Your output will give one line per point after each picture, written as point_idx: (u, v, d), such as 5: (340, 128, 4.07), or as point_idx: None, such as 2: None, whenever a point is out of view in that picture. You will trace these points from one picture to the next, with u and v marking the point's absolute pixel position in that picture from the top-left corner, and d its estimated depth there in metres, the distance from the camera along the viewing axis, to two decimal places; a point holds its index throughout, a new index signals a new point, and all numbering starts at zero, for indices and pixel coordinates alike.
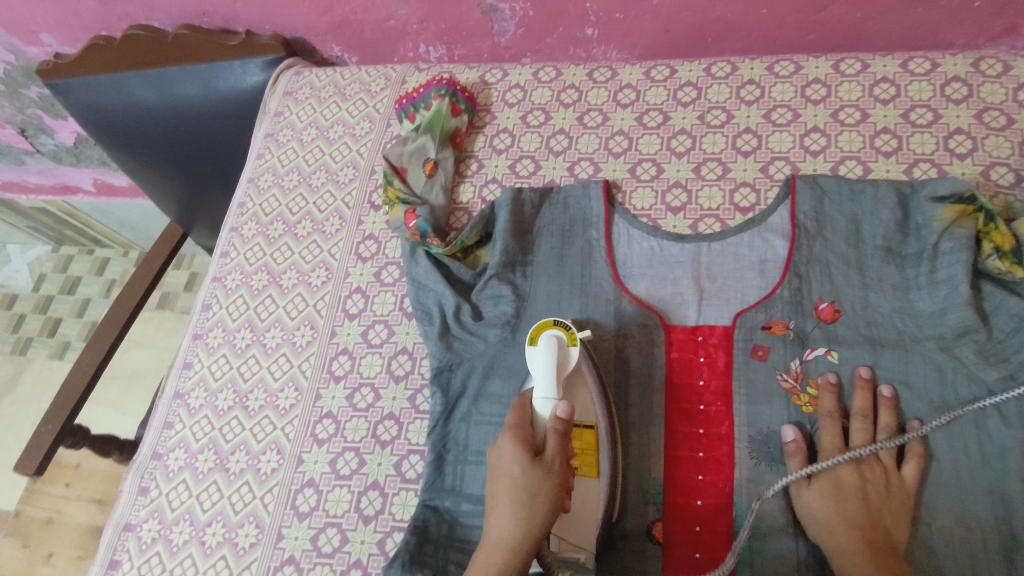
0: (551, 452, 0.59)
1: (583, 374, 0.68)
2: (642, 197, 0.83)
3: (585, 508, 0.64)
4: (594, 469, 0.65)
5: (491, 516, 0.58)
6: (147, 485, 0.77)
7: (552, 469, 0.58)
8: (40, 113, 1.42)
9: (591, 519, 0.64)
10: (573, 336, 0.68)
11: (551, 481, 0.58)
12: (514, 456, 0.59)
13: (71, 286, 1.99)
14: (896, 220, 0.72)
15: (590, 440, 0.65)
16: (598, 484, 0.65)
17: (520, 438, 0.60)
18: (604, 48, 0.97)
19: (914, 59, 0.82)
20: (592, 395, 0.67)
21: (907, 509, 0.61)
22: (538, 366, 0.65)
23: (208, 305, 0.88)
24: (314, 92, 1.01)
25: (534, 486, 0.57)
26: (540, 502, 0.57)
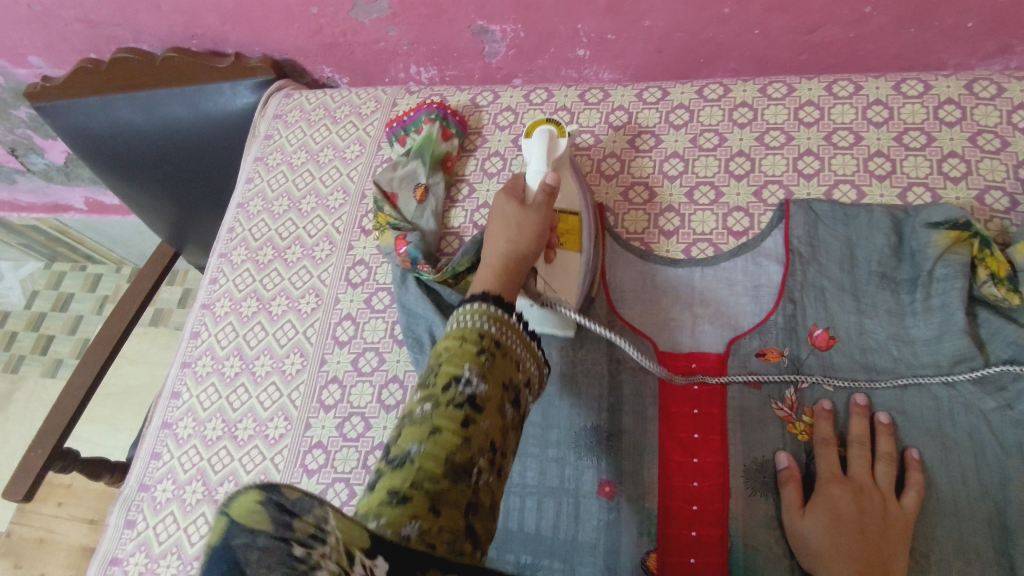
0: (537, 198, 0.66)
1: (567, 175, 0.78)
2: (634, 221, 0.82)
3: (568, 270, 0.72)
4: (577, 246, 0.73)
5: (488, 243, 0.64)
6: (134, 518, 0.76)
7: (540, 211, 0.65)
8: (30, 133, 1.41)
9: (574, 275, 0.72)
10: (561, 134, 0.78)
11: (540, 212, 0.65)
12: (507, 204, 0.67)
13: (64, 303, 1.98)
14: (890, 245, 0.71)
15: (574, 226, 0.75)
16: (580, 258, 0.73)
17: (513, 194, 0.67)
18: (596, 69, 0.96)
19: (907, 81, 0.82)
20: (580, 203, 0.77)
21: (907, 538, 0.59)
22: (534, 156, 0.74)
23: (197, 333, 0.87)
24: (304, 114, 1.00)
25: (523, 218, 0.65)
26: (530, 223, 0.64)
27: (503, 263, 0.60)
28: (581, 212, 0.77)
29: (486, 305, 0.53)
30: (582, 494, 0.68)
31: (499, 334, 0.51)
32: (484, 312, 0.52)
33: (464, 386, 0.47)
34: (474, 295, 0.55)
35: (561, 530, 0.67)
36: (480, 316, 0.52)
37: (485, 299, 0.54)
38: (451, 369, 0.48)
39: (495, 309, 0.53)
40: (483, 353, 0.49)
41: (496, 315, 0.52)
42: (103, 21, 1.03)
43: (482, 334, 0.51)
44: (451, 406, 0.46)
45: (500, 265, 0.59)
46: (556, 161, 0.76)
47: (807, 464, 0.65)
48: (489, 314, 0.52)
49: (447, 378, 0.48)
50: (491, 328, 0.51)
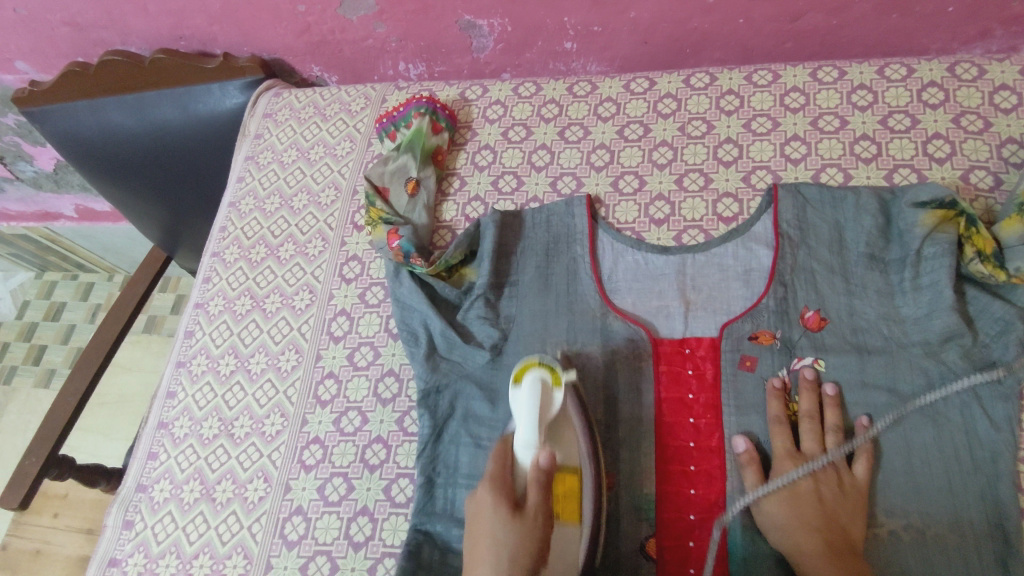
0: (533, 502, 0.56)
1: (570, 415, 0.65)
2: (625, 210, 0.82)
3: (568, 561, 0.60)
4: (576, 519, 0.62)
5: (473, 566, 0.54)
6: (132, 519, 0.76)
7: (533, 526, 0.55)
8: (18, 139, 1.41)
9: (573, 563, 0.60)
10: (556, 382, 0.63)
11: (535, 539, 0.55)
12: (494, 514, 0.56)
13: (56, 312, 1.97)
14: (878, 226, 0.72)
15: (573, 487, 0.62)
16: (579, 533, 0.61)
17: (502, 492, 0.57)
18: (583, 62, 0.97)
19: (890, 65, 0.83)
20: (578, 446, 0.64)
21: (862, 506, 0.61)
22: (519, 413, 0.61)
23: (191, 332, 0.87)
24: (293, 113, 1.00)
25: (517, 548, 0.53)
26: (518, 566, 0.53)
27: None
28: (571, 416, 0.64)
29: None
30: None
31: None
32: None
33: None
34: None
35: None
36: None
37: None
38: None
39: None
40: None
41: None
42: (90, 25, 1.04)
43: None
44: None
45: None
46: (551, 417, 0.62)
47: (765, 446, 0.67)
48: None
49: None
50: None
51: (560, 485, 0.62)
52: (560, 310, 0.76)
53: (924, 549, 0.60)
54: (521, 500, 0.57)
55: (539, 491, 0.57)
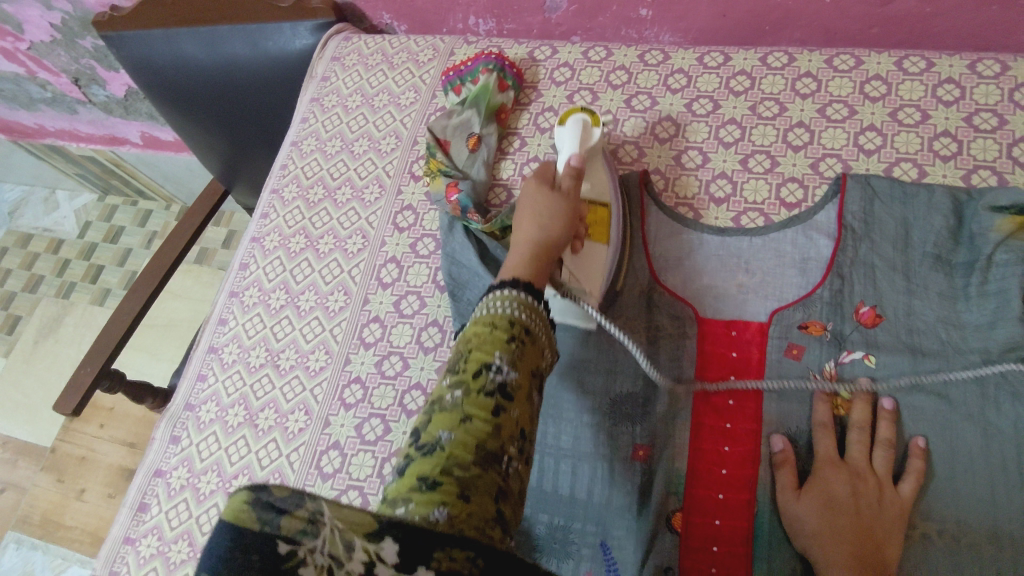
0: (567, 183, 0.64)
1: (597, 156, 0.79)
2: (685, 186, 0.81)
3: (594, 265, 0.72)
4: (603, 239, 0.73)
5: (517, 225, 0.60)
6: (178, 434, 0.80)
7: (567, 195, 0.63)
8: (94, 63, 1.45)
9: (597, 269, 0.72)
10: (595, 121, 0.80)
11: (568, 203, 0.63)
12: (535, 193, 0.63)
13: (115, 235, 2.05)
14: (949, 226, 0.69)
15: (603, 217, 0.74)
16: (607, 251, 0.73)
17: (541, 174, 0.65)
18: (657, 31, 0.94)
19: (983, 61, 0.79)
20: (608, 183, 0.77)
21: (900, 524, 0.59)
22: (564, 146, 0.77)
23: (245, 264, 0.89)
24: (362, 58, 1.01)
25: (554, 204, 0.62)
26: (557, 206, 0.62)
27: (534, 254, 0.56)
28: (603, 166, 0.79)
29: (499, 354, 0.46)
30: (616, 460, 0.68)
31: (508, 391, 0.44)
32: (494, 361, 0.45)
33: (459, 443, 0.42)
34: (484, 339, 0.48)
35: (595, 492, 0.68)
36: (492, 368, 0.45)
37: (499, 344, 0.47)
38: (449, 424, 0.42)
39: (513, 361, 0.46)
40: (486, 412, 0.43)
41: (507, 365, 0.45)
42: None
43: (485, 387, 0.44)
44: (445, 476, 0.40)
45: (528, 255, 0.56)
46: (589, 144, 0.78)
47: (807, 445, 0.66)
48: (499, 363, 0.45)
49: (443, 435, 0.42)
50: (499, 380, 0.44)
51: (593, 214, 0.74)
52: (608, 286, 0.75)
53: (955, 556, 0.59)
54: (558, 185, 0.64)
55: (572, 178, 0.65)
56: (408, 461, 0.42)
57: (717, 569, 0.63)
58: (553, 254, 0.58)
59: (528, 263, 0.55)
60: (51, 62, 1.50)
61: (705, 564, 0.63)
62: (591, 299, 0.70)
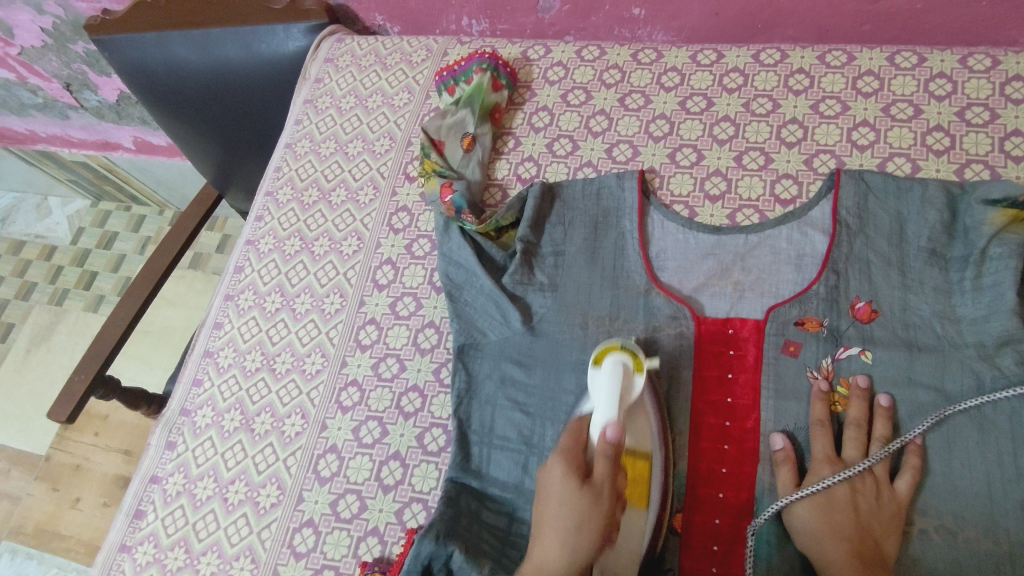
0: (601, 475, 0.55)
1: (645, 400, 0.65)
2: (679, 183, 0.81)
3: (628, 552, 0.61)
4: (643, 501, 0.62)
5: (537, 546, 0.54)
6: (174, 440, 0.79)
7: (601, 494, 0.54)
8: (85, 67, 1.44)
9: (635, 544, 0.61)
10: (638, 365, 0.64)
11: (601, 508, 0.54)
12: (563, 486, 0.54)
13: (109, 241, 2.03)
14: (943, 221, 0.70)
15: (643, 471, 0.62)
16: (650, 426, 0.64)
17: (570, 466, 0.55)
18: (650, 30, 0.94)
19: (974, 55, 0.79)
20: (652, 431, 0.64)
21: (897, 522, 0.59)
22: (600, 394, 0.61)
23: (240, 268, 0.89)
24: (354, 59, 1.01)
25: (585, 512, 0.53)
26: (580, 536, 0.53)
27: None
28: (648, 407, 0.64)
29: None
30: None
31: None
32: None
33: None
34: None
35: None
36: None
37: None
38: None
39: None
40: None
41: None
42: None
43: None
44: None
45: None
46: (631, 401, 0.62)
47: (805, 442, 0.66)
48: None
49: None
50: None
51: (630, 470, 0.62)
52: (605, 285, 0.74)
53: (952, 552, 0.59)
54: (590, 466, 0.56)
55: (607, 462, 0.55)
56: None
57: (717, 568, 0.63)
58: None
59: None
60: (42, 67, 1.49)
61: (705, 563, 0.63)
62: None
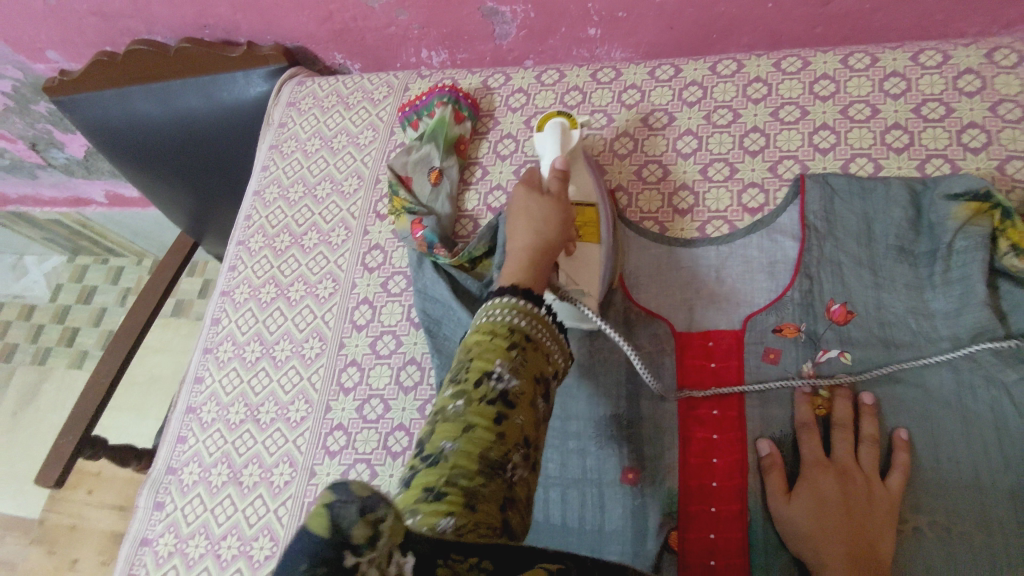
0: (553, 185, 0.67)
1: (580, 157, 0.79)
2: (648, 200, 0.82)
3: (591, 266, 0.71)
4: (595, 237, 0.73)
5: (512, 234, 0.63)
6: (162, 500, 0.78)
7: (555, 199, 0.66)
8: (50, 127, 1.43)
9: (595, 267, 0.71)
10: (573, 123, 0.79)
11: (564, 217, 0.64)
12: (527, 203, 0.65)
13: (88, 295, 2.01)
14: (908, 218, 0.70)
15: (593, 218, 0.74)
16: (600, 250, 0.72)
17: (528, 183, 0.67)
18: (608, 48, 0.95)
19: (924, 52, 0.80)
20: (592, 181, 0.77)
21: (891, 519, 0.59)
22: (546, 149, 0.78)
23: (217, 319, 0.88)
24: (316, 101, 1.01)
25: (548, 213, 0.64)
26: (539, 216, 0.63)
27: (531, 259, 0.59)
28: (587, 170, 0.78)
29: (511, 296, 0.52)
30: (604, 483, 0.68)
31: (529, 330, 0.50)
32: (511, 305, 0.51)
33: (497, 380, 0.46)
34: (497, 293, 0.53)
35: (588, 520, 0.68)
36: (509, 310, 0.51)
37: (507, 292, 0.53)
38: (480, 366, 0.47)
39: (524, 300, 0.52)
40: (515, 353, 0.48)
41: (525, 308, 0.51)
42: (117, 14, 1.06)
43: (511, 329, 0.49)
44: (484, 406, 0.44)
45: (528, 260, 0.59)
46: (570, 146, 0.78)
47: (794, 448, 0.65)
48: (516, 307, 0.51)
49: (477, 375, 0.46)
50: (520, 323, 0.50)
51: (583, 215, 0.73)
52: None
53: (948, 546, 0.59)
54: (546, 187, 0.67)
55: (557, 180, 0.68)
56: (445, 401, 0.46)
57: None
58: (550, 254, 0.61)
59: (526, 270, 0.57)
60: (6, 130, 1.48)
61: None
62: (589, 299, 0.70)
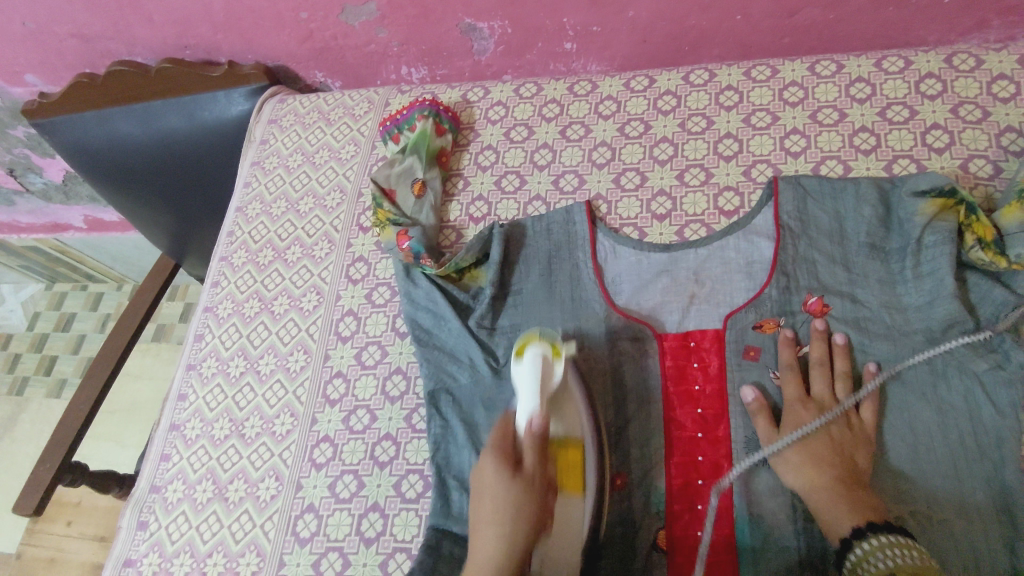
0: (530, 462, 0.58)
1: (571, 389, 0.66)
2: (627, 207, 0.83)
3: (573, 529, 0.61)
4: (579, 488, 0.63)
5: (476, 533, 0.56)
6: (146, 519, 0.77)
7: (532, 483, 0.57)
8: (28, 152, 1.43)
9: (573, 418, 0.64)
10: (556, 353, 0.64)
11: (536, 498, 0.56)
12: (496, 479, 0.57)
13: (66, 323, 1.98)
14: (878, 216, 0.73)
15: (576, 458, 0.63)
16: (584, 503, 0.62)
17: (499, 455, 0.58)
18: (584, 62, 0.98)
19: (887, 58, 0.83)
20: (579, 415, 0.65)
21: (868, 445, 0.63)
22: (522, 388, 0.61)
23: (201, 335, 0.88)
24: (298, 118, 1.02)
25: (517, 505, 0.55)
26: (517, 530, 0.54)
27: None
28: (572, 387, 0.66)
29: None
30: None
31: None
32: None
33: None
34: None
35: None
36: None
37: None
38: None
39: None
40: None
41: None
42: (97, 36, 1.07)
43: None
44: None
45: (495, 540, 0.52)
46: (552, 388, 0.63)
47: None
48: None
49: None
50: None
51: (562, 458, 0.63)
52: (566, 319, 0.76)
53: (929, 534, 0.60)
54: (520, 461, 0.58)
55: (534, 451, 0.58)
56: None
57: None
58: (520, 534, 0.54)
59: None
60: None
61: None
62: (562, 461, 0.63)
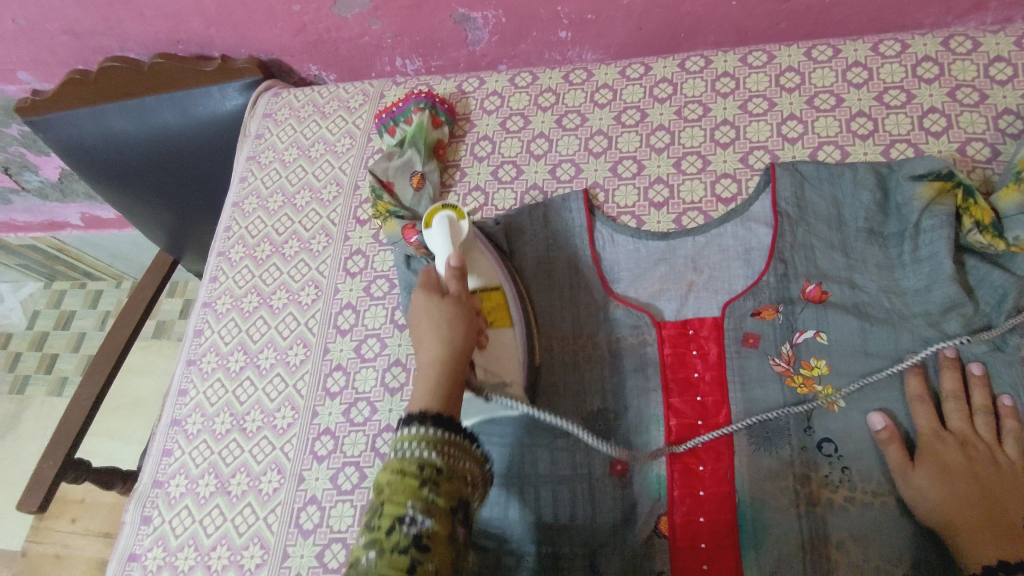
0: (454, 285, 0.66)
1: (477, 243, 0.77)
2: (624, 195, 0.83)
3: (507, 353, 0.72)
4: (507, 321, 0.73)
5: (419, 350, 0.62)
6: (149, 514, 0.77)
7: (458, 296, 0.65)
8: (23, 150, 1.43)
9: (510, 352, 0.72)
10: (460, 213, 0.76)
11: (467, 304, 0.65)
12: (428, 305, 0.64)
13: (66, 321, 1.98)
14: (876, 201, 0.72)
15: (499, 301, 0.74)
16: (514, 332, 0.73)
17: (427, 284, 0.66)
18: (579, 50, 0.97)
19: (884, 42, 0.83)
20: (494, 267, 0.76)
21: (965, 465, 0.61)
22: (435, 244, 0.73)
23: (200, 331, 0.88)
24: (293, 112, 1.02)
25: (452, 316, 0.63)
26: (456, 321, 0.62)
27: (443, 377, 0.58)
28: (483, 251, 0.76)
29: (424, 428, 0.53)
30: (595, 476, 0.68)
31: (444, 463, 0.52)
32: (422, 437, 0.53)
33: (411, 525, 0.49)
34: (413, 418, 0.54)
35: (578, 515, 0.67)
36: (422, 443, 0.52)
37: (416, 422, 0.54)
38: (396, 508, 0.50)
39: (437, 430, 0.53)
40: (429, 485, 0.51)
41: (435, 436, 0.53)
42: (90, 32, 1.06)
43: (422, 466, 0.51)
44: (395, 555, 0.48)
45: (437, 382, 0.58)
46: (462, 240, 0.75)
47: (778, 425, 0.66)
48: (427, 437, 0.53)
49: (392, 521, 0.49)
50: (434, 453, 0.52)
51: (488, 302, 0.74)
52: (565, 305, 0.77)
53: None
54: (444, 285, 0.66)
55: (456, 278, 0.66)
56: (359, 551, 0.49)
57: (708, 567, 0.63)
58: (459, 370, 0.60)
59: (440, 389, 0.57)
60: None
61: (696, 563, 0.64)
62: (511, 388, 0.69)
